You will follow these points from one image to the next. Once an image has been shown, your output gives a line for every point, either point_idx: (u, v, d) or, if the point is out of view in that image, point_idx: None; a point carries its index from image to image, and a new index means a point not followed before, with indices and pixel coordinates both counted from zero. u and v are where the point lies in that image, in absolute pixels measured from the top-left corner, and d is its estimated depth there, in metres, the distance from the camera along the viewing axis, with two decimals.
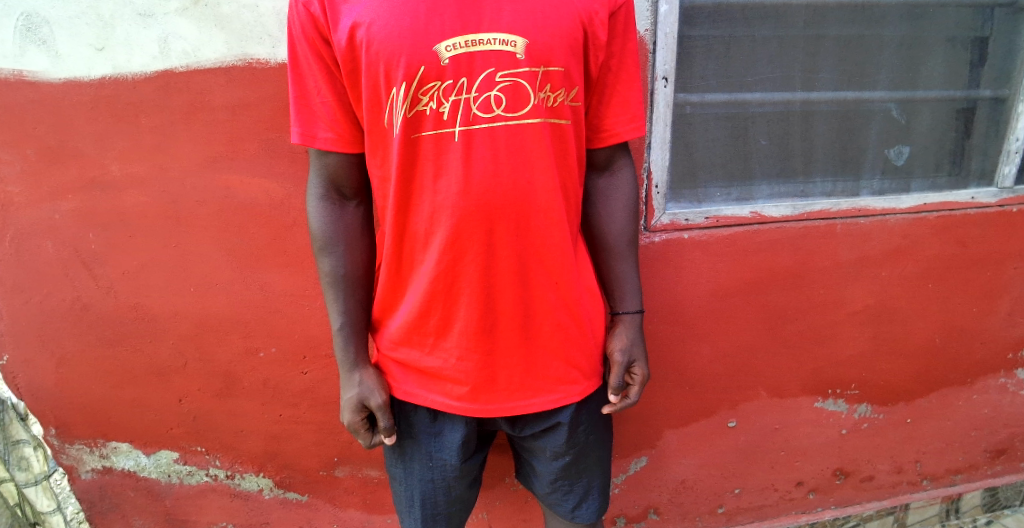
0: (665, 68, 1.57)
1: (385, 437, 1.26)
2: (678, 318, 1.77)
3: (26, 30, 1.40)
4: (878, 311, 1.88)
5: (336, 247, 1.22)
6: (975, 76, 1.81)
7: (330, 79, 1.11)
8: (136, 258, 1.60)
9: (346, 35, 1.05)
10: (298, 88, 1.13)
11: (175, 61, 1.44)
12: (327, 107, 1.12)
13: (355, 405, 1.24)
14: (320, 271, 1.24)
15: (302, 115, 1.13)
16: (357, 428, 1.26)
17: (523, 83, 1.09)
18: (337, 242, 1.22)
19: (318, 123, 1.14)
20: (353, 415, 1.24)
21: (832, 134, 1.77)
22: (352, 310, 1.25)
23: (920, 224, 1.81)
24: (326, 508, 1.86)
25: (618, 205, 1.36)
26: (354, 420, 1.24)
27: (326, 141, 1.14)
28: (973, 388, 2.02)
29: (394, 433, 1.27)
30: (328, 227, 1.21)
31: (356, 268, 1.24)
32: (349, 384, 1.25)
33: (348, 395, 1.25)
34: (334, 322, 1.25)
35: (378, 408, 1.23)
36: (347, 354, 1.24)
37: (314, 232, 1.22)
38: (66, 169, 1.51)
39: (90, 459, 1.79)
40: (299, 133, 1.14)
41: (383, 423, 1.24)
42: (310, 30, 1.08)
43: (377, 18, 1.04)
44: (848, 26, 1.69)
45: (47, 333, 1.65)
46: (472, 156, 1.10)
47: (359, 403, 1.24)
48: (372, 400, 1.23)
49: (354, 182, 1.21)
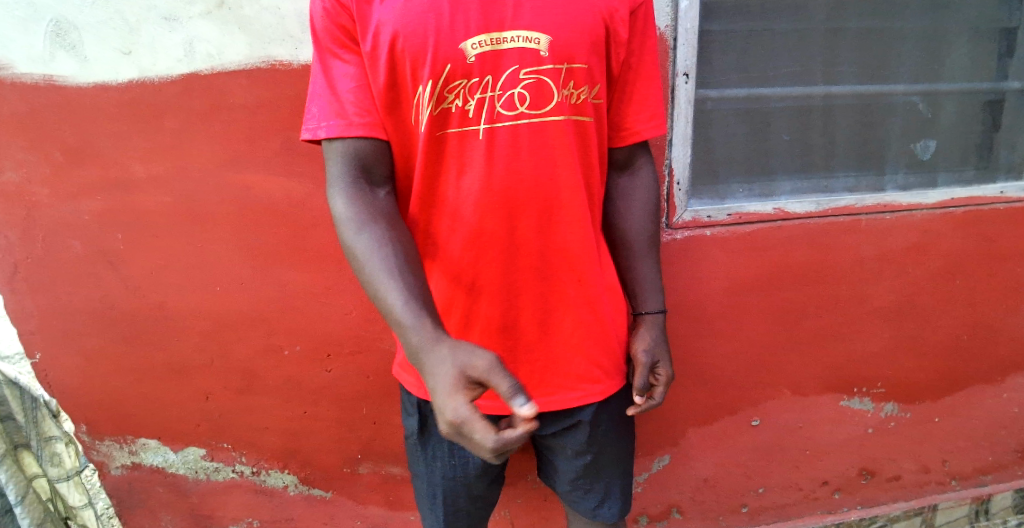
0: (686, 64, 1.56)
1: (513, 403, 0.88)
2: (699, 315, 1.75)
3: (55, 36, 1.44)
4: (904, 307, 1.85)
5: (375, 223, 1.05)
6: (1001, 67, 1.77)
7: (361, 73, 1.06)
8: (157, 258, 1.63)
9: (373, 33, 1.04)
10: (323, 84, 1.07)
11: (199, 63, 1.46)
12: (360, 95, 1.06)
13: (459, 380, 0.93)
14: (360, 257, 1.04)
15: (332, 106, 1.05)
16: (473, 416, 0.90)
17: (547, 80, 1.09)
18: (378, 219, 1.06)
19: (352, 111, 1.05)
20: (461, 395, 0.92)
21: (855, 128, 1.74)
22: (410, 284, 1.02)
23: (946, 219, 1.78)
24: (348, 504, 1.87)
25: (639, 204, 1.35)
26: (465, 400, 0.91)
27: (366, 127, 1.06)
28: (1001, 386, 1.98)
29: (525, 395, 0.88)
30: (361, 207, 1.05)
31: (403, 241, 1.06)
32: (442, 362, 0.95)
33: (445, 373, 0.94)
34: (390, 294, 1.01)
35: (490, 369, 0.92)
36: (421, 325, 0.99)
37: (341, 216, 1.06)
38: (92, 170, 1.54)
39: (119, 455, 1.83)
40: (334, 125, 1.05)
41: (502, 386, 0.89)
42: (335, 22, 1.05)
43: (403, 14, 1.02)
44: (871, 18, 1.66)
45: (74, 331, 1.69)
46: (495, 153, 1.10)
47: (460, 374, 0.93)
48: (476, 361, 0.93)
49: (382, 163, 1.10)
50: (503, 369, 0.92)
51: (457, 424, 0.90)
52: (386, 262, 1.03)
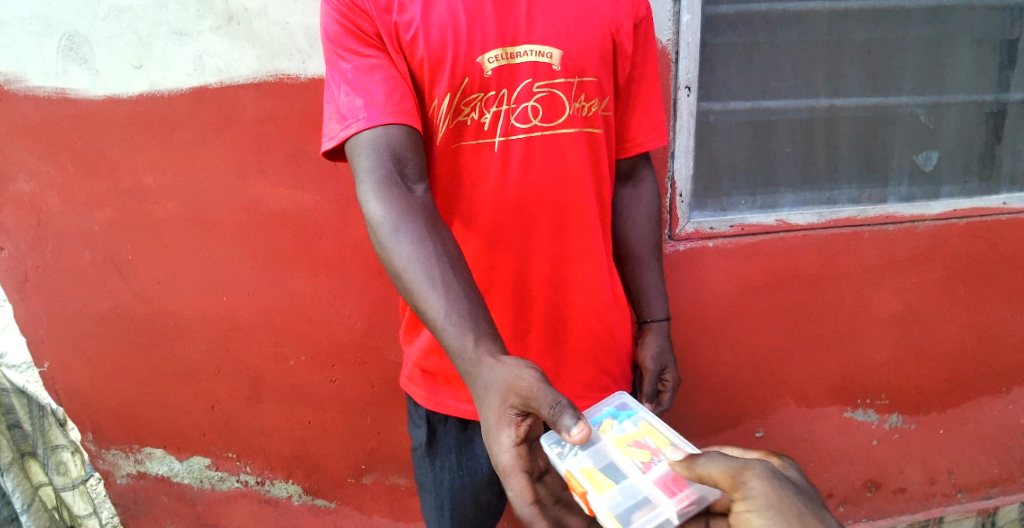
0: (687, 77, 1.57)
1: (565, 432, 0.83)
2: (704, 325, 1.76)
3: (68, 50, 1.47)
4: (908, 318, 1.85)
5: (414, 222, 0.97)
6: (1003, 78, 1.78)
7: (389, 68, 1.00)
8: (166, 268, 1.65)
9: (392, 35, 1.01)
10: (347, 82, 1.00)
11: (209, 77, 1.48)
12: (391, 84, 0.99)
13: (504, 414, 0.89)
14: (397, 262, 0.97)
15: (361, 101, 0.98)
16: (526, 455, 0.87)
17: (559, 94, 1.11)
18: (417, 217, 0.98)
19: (383, 99, 0.97)
20: (509, 430, 0.88)
21: (858, 139, 1.75)
22: (459, 291, 0.96)
23: (949, 230, 1.78)
24: (353, 514, 1.88)
25: (644, 214, 1.37)
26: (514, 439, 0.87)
27: (399, 115, 0.98)
28: (1007, 398, 1.97)
29: (576, 419, 0.83)
30: (398, 207, 0.97)
31: (446, 240, 0.99)
32: (484, 393, 0.91)
33: (488, 404, 0.90)
34: (434, 312, 0.95)
35: (528, 392, 0.87)
36: (458, 351, 0.94)
37: (377, 218, 0.97)
38: (103, 182, 1.57)
39: (125, 464, 1.85)
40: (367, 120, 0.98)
41: (545, 410, 0.84)
42: (350, 23, 1.00)
43: (422, 21, 1.01)
44: (873, 30, 1.68)
45: (84, 339, 1.72)
46: (510, 165, 1.12)
47: (504, 405, 0.89)
48: (517, 383, 0.88)
49: (418, 158, 1.01)
50: (543, 388, 0.86)
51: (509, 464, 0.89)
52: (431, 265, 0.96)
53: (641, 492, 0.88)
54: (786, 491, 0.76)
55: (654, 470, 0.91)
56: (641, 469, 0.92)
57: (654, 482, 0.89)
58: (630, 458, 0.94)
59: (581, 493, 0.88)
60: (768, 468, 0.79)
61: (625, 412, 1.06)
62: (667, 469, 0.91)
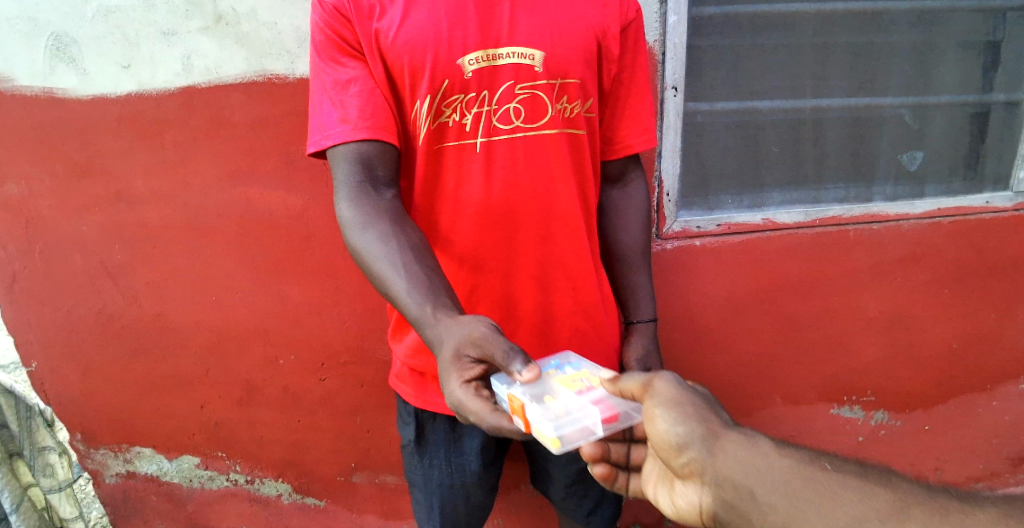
0: (674, 78, 1.59)
1: (516, 370, 0.89)
2: (692, 325, 1.77)
3: (55, 50, 1.47)
4: (893, 317, 1.87)
5: (379, 222, 1.05)
6: (987, 80, 1.80)
7: (364, 78, 1.05)
8: (156, 271, 1.65)
9: (372, 44, 1.05)
10: (328, 95, 1.07)
11: (197, 77, 1.48)
12: (362, 96, 1.04)
13: (459, 360, 0.95)
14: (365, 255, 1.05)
15: (339, 114, 1.05)
16: (473, 395, 0.92)
17: (541, 95, 1.12)
18: (381, 217, 1.05)
19: (352, 111, 1.04)
20: (461, 374, 0.94)
21: (843, 141, 1.77)
22: (418, 278, 1.02)
23: (934, 229, 1.80)
24: (343, 514, 1.88)
25: (632, 216, 1.38)
26: (465, 379, 0.93)
27: (371, 130, 1.05)
28: (992, 395, 1.99)
29: (527, 360, 0.90)
30: (365, 211, 1.05)
31: (411, 238, 1.06)
32: (441, 344, 0.97)
33: (444, 352, 0.96)
34: (398, 290, 1.02)
35: (484, 340, 0.93)
36: (421, 313, 1.00)
37: (347, 218, 1.06)
38: (91, 183, 1.57)
39: (114, 463, 1.85)
40: (341, 131, 1.05)
41: (498, 356, 0.91)
42: (331, 35, 1.06)
43: (400, 28, 1.04)
44: (858, 33, 1.69)
45: (73, 340, 1.72)
46: (492, 166, 1.13)
47: (459, 351, 0.95)
48: (473, 332, 0.95)
49: (389, 164, 1.08)
50: (499, 339, 0.93)
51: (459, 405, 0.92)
52: (393, 257, 1.03)
53: (578, 412, 0.91)
54: (689, 392, 0.84)
55: (587, 396, 0.95)
56: (575, 394, 0.95)
57: (589, 403, 0.92)
58: (565, 387, 0.96)
59: (517, 407, 0.87)
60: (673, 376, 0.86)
61: (564, 361, 1.08)
62: (598, 394, 0.95)
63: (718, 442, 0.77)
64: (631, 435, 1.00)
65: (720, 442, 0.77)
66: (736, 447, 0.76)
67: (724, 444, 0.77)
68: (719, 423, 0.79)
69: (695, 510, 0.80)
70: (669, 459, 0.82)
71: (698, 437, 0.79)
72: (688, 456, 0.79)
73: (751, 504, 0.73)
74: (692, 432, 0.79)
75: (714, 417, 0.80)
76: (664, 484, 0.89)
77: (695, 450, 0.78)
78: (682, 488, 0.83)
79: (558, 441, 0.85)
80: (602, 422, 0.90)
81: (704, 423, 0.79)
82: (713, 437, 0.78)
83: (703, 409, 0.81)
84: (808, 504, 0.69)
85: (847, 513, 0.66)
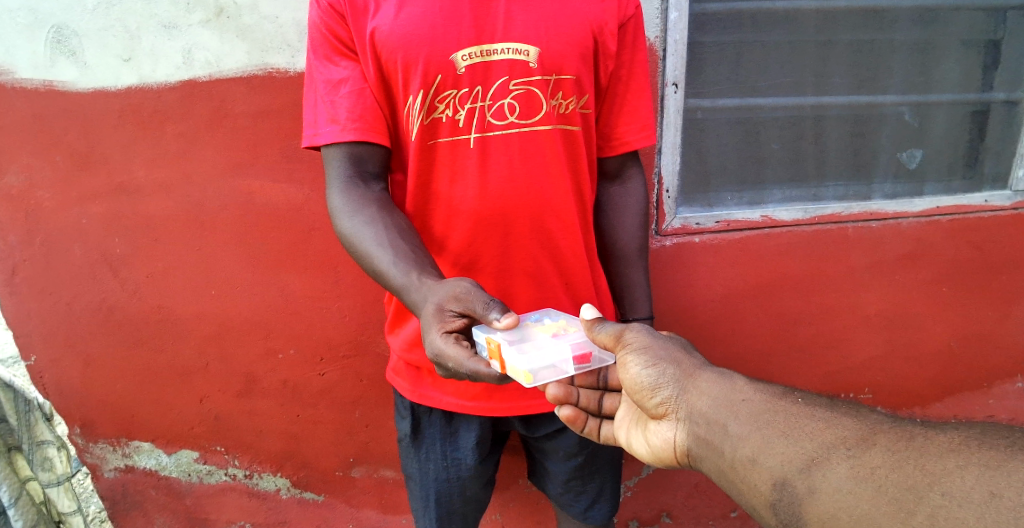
0: (675, 74, 1.59)
1: (494, 319, 0.95)
2: (691, 320, 1.77)
3: (56, 42, 1.47)
4: (892, 315, 1.87)
5: (366, 210, 1.11)
6: (987, 79, 1.81)
7: (357, 78, 1.09)
8: (157, 264, 1.65)
9: (366, 40, 1.07)
10: (321, 94, 1.11)
11: (198, 70, 1.48)
12: (352, 98, 1.08)
13: (441, 314, 1.00)
14: (360, 241, 1.10)
15: (329, 114, 1.10)
16: (453, 343, 0.97)
17: (536, 91, 1.13)
18: (368, 205, 1.11)
19: (341, 114, 1.09)
20: (442, 325, 0.99)
21: (843, 138, 1.78)
22: (401, 254, 1.07)
23: (933, 228, 1.80)
24: (341, 508, 1.88)
25: (629, 214, 1.38)
26: (447, 329, 0.98)
27: (358, 132, 1.09)
28: (990, 393, 1.99)
29: (504, 309, 0.96)
30: (354, 200, 1.11)
31: (396, 223, 1.11)
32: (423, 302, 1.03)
33: (427, 307, 1.01)
34: (383, 264, 1.07)
35: (467, 296, 1.00)
36: (404, 278, 1.05)
37: (337, 207, 1.12)
38: (92, 176, 1.57)
39: (113, 458, 1.85)
40: (332, 131, 1.09)
41: (479, 308, 0.98)
42: (328, 35, 1.10)
43: (394, 24, 1.06)
44: (859, 31, 1.70)
45: (74, 334, 1.71)
46: (486, 162, 1.14)
47: (440, 306, 1.00)
48: (455, 288, 1.01)
49: (381, 158, 1.14)
50: (480, 294, 1.00)
51: (440, 353, 0.97)
52: (378, 238, 1.09)
53: (553, 352, 1.01)
54: (659, 338, 1.01)
55: (562, 340, 1.04)
56: (551, 338, 1.04)
57: (564, 347, 1.02)
58: (541, 333, 1.05)
59: (494, 348, 0.95)
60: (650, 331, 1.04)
61: (545, 315, 1.15)
62: (575, 338, 1.05)
63: (691, 379, 0.94)
64: (604, 385, 1.12)
65: (692, 379, 0.94)
66: (705, 382, 0.92)
67: (695, 381, 0.93)
68: (692, 366, 0.96)
69: (669, 445, 0.94)
70: (644, 399, 0.97)
71: (671, 376, 0.95)
72: (660, 393, 0.95)
73: (721, 431, 0.86)
74: (664, 371, 0.96)
75: (683, 359, 0.98)
76: (639, 428, 1.02)
77: (668, 387, 0.95)
78: (656, 427, 0.97)
79: (531, 377, 0.92)
80: (573, 362, 1.03)
81: (677, 364, 0.97)
82: (686, 375, 0.95)
83: (676, 354, 0.98)
84: (777, 428, 0.80)
85: (816, 436, 0.76)
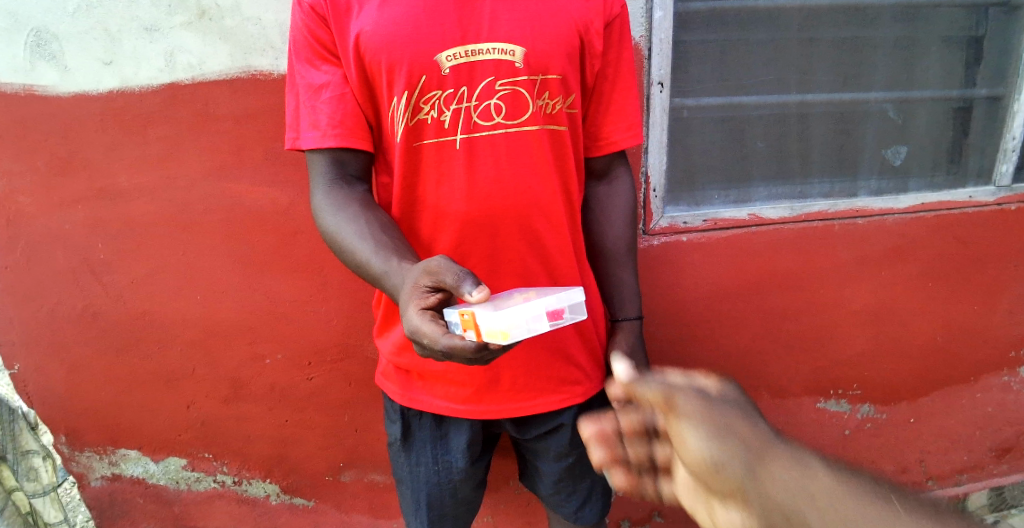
0: (660, 74, 1.59)
1: (464, 288, 0.92)
2: (680, 319, 1.78)
3: (35, 46, 1.45)
4: (878, 311, 1.89)
5: (349, 207, 1.11)
6: (970, 75, 1.82)
7: (338, 82, 1.08)
8: (142, 269, 1.63)
9: (349, 42, 1.06)
10: (302, 99, 1.11)
11: (180, 74, 1.47)
12: (334, 104, 1.08)
13: (416, 291, 0.98)
14: (341, 239, 1.11)
15: (310, 119, 1.10)
16: (429, 320, 0.95)
17: (522, 91, 1.12)
18: (351, 203, 1.12)
19: (322, 121, 1.09)
20: (417, 303, 0.97)
21: (828, 135, 1.79)
22: (383, 247, 1.07)
23: (918, 224, 1.82)
24: (332, 513, 1.87)
25: (616, 213, 1.38)
26: (421, 306, 0.96)
27: (338, 138, 1.09)
28: (976, 387, 2.01)
29: (475, 277, 0.93)
30: (337, 198, 1.12)
31: (379, 220, 1.12)
32: (401, 284, 1.02)
33: (405, 288, 1.00)
34: (365, 256, 1.07)
35: (438, 267, 0.97)
36: (381, 265, 1.05)
37: (320, 206, 1.13)
38: (74, 181, 1.55)
39: (99, 466, 1.82)
40: (312, 137, 1.10)
41: (449, 280, 0.95)
42: (310, 37, 1.09)
43: (377, 25, 1.05)
44: (843, 28, 1.71)
45: (56, 341, 1.69)
46: (473, 163, 1.13)
47: (415, 283, 0.98)
48: (428, 263, 0.99)
49: (361, 159, 1.15)
50: (452, 266, 0.97)
51: (416, 330, 0.95)
52: (359, 233, 1.09)
53: (527, 312, 0.90)
54: (715, 404, 0.79)
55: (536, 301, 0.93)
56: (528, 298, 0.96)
57: (537, 306, 0.90)
58: (517, 297, 0.98)
59: (468, 319, 0.91)
60: (703, 391, 0.83)
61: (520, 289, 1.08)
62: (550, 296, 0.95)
63: (764, 461, 0.73)
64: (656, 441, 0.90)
65: (763, 457, 0.73)
66: (781, 466, 0.72)
67: (767, 464, 0.72)
68: (759, 440, 0.75)
69: None
70: (706, 484, 0.75)
71: (737, 454, 0.73)
72: (727, 475, 0.73)
73: None
74: (730, 450, 0.74)
75: (750, 433, 0.76)
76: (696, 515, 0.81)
77: (737, 471, 0.72)
78: (719, 515, 0.76)
79: (507, 333, 0.88)
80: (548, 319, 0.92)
81: (742, 440, 0.75)
82: (756, 455, 0.73)
83: (739, 425, 0.76)
84: None
85: None
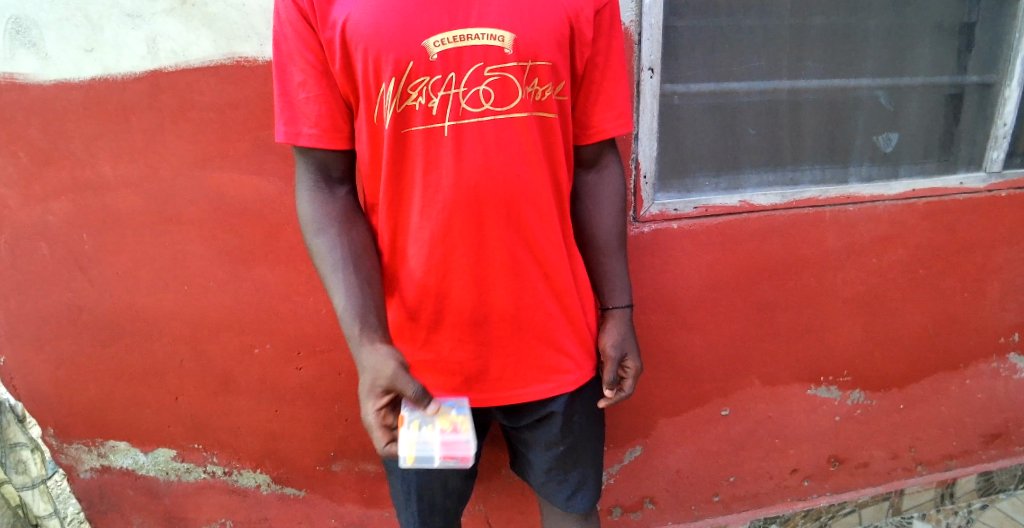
0: (651, 59, 1.57)
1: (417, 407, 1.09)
2: (669, 308, 1.77)
3: (14, 33, 1.41)
4: (868, 298, 1.89)
5: (330, 228, 1.16)
6: (963, 61, 1.81)
7: (317, 77, 1.09)
8: (127, 259, 1.61)
9: (331, 30, 1.05)
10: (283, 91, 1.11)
11: (163, 61, 1.45)
12: (312, 104, 1.10)
13: (373, 389, 1.11)
14: (314, 254, 1.18)
15: (287, 115, 1.11)
16: (380, 422, 1.10)
17: (511, 78, 1.11)
18: (333, 211, 1.16)
19: (303, 120, 1.11)
20: (374, 401, 1.11)
21: (820, 123, 1.78)
22: (352, 283, 1.14)
23: (909, 210, 1.82)
24: (323, 503, 1.86)
25: (606, 201, 1.37)
26: (377, 408, 1.10)
27: (311, 138, 1.11)
28: (965, 374, 2.02)
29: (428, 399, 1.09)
30: (320, 209, 1.16)
31: (354, 244, 1.17)
32: (361, 368, 1.13)
33: (365, 377, 1.12)
34: (337, 294, 1.15)
35: (395, 378, 1.09)
36: (352, 330, 1.13)
37: (306, 218, 1.17)
38: (56, 171, 1.52)
39: (88, 458, 1.81)
40: (284, 131, 1.11)
41: (408, 393, 1.08)
42: (292, 23, 1.07)
43: (360, 12, 1.03)
44: (834, 14, 1.70)
45: (42, 334, 1.67)
46: (461, 150, 1.12)
47: (372, 381, 1.10)
48: (386, 370, 1.10)
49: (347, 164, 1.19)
50: (409, 378, 1.09)
51: (368, 424, 1.11)
52: (330, 245, 1.15)
53: (431, 446, 1.04)
54: None
55: (447, 437, 1.05)
56: (449, 429, 1.07)
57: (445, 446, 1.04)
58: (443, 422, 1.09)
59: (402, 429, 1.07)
60: None
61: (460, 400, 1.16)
62: (462, 438, 1.06)
63: None
64: None
65: None
66: None
67: None
68: None
69: None
70: None
71: None
72: None
73: None
74: None
75: None
76: None
77: None
78: None
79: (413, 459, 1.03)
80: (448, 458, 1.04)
81: None
82: None
83: None
84: None
85: None
